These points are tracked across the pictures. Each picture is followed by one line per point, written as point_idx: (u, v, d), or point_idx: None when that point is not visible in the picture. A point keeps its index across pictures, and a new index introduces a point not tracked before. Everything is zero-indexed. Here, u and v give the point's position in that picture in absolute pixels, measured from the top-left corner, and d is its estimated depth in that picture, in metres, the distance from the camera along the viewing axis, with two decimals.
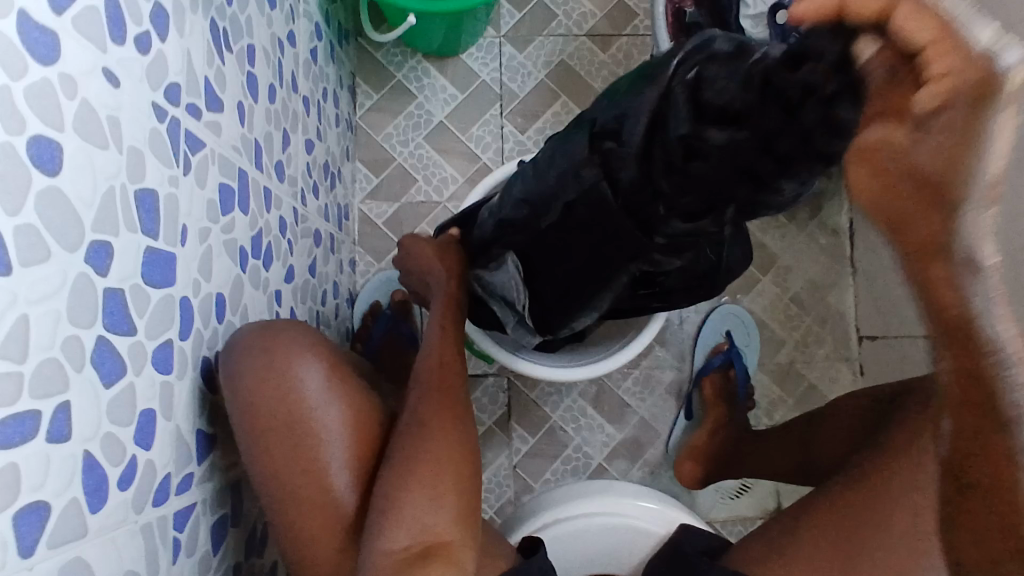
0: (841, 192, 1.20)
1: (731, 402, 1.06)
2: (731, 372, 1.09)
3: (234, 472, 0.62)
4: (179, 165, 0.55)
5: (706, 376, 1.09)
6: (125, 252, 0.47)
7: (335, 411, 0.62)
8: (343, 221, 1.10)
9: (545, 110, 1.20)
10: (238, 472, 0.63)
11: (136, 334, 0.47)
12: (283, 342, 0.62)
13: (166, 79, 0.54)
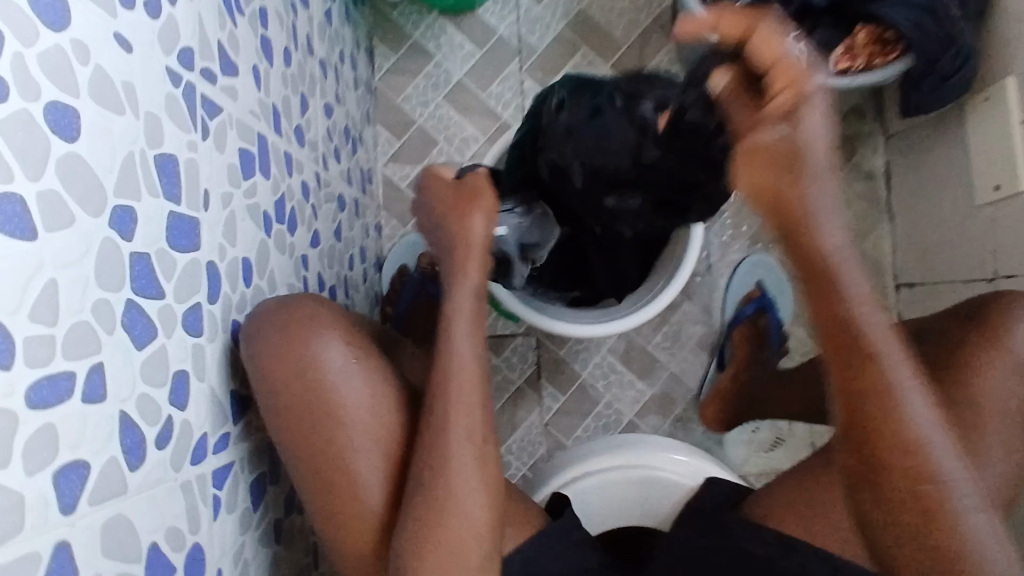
0: (876, 135, 1.15)
1: (765, 348, 1.02)
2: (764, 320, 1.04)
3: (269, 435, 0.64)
4: (197, 130, 0.55)
5: (738, 326, 1.04)
6: (148, 217, 0.47)
7: (355, 389, 0.60)
8: (368, 185, 1.10)
9: (566, 63, 1.17)
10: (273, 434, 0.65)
11: (165, 298, 0.48)
12: (301, 318, 0.59)
13: (179, 44, 0.54)
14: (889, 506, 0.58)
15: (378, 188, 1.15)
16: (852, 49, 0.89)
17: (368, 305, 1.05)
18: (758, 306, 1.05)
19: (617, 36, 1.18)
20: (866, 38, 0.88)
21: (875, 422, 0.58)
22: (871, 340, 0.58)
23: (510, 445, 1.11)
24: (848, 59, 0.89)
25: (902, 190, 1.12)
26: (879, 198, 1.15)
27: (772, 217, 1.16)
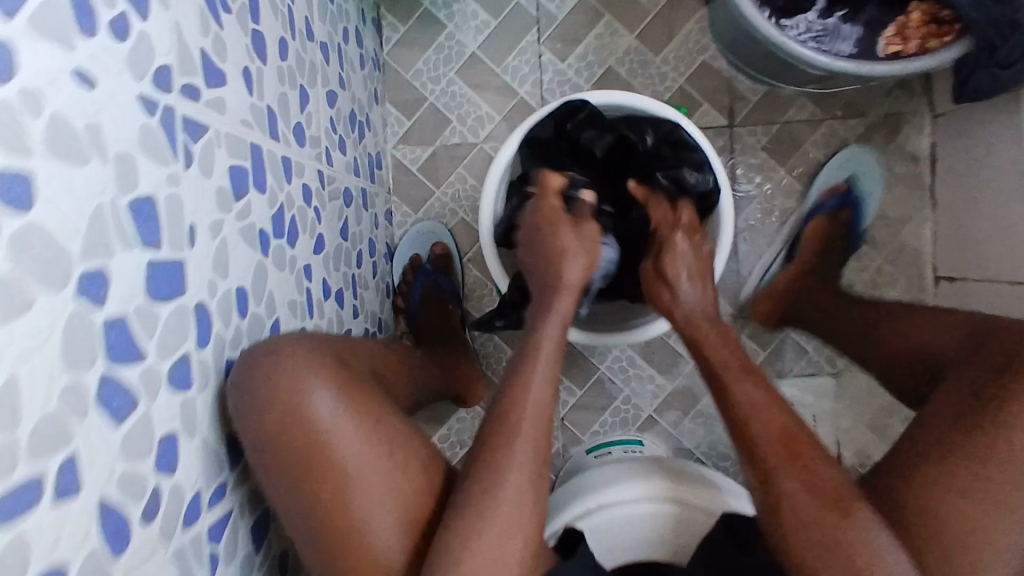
0: (924, 113, 1.06)
1: (835, 248, 1.00)
2: (843, 215, 1.02)
3: None
4: (179, 158, 0.51)
5: (813, 218, 1.01)
6: (125, 273, 0.43)
7: (354, 440, 0.56)
8: (377, 171, 1.04)
9: (587, 33, 1.08)
10: None
11: (147, 359, 0.45)
12: (287, 368, 0.56)
13: (154, 64, 0.49)
14: (798, 515, 0.58)
15: (389, 172, 1.09)
16: (906, 28, 0.79)
17: (379, 301, 1.01)
18: (840, 202, 1.02)
19: (643, 3, 1.08)
20: (920, 17, 0.78)
21: (771, 447, 0.62)
22: (727, 394, 0.67)
23: None
24: (899, 40, 0.79)
25: (949, 175, 1.04)
26: (923, 182, 1.07)
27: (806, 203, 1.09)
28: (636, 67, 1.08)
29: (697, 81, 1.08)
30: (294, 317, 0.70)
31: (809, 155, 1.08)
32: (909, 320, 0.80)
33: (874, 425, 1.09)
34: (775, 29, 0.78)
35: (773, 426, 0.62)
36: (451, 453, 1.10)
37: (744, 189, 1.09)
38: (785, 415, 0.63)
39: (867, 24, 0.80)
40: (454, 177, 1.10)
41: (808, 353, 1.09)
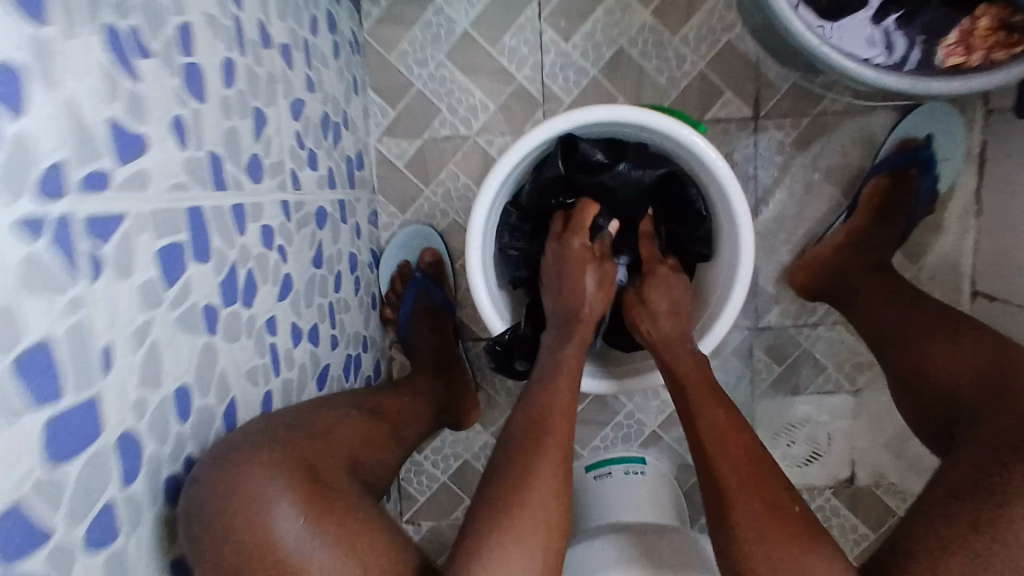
0: (980, 105, 0.92)
1: (891, 215, 0.92)
2: (911, 176, 0.92)
3: None
4: (83, 274, 0.42)
5: (875, 178, 0.93)
6: (14, 447, 0.36)
7: (325, 562, 0.52)
8: (358, 172, 0.94)
9: (596, 8, 0.94)
10: None
11: (55, 535, 0.39)
12: (247, 487, 0.52)
13: (40, 165, 0.39)
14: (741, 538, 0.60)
15: (373, 169, 0.99)
16: (972, 36, 0.66)
17: (364, 318, 0.94)
18: (909, 161, 0.92)
19: None
20: (988, 24, 0.65)
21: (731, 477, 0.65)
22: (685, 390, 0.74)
23: None
24: (962, 51, 0.66)
25: (998, 181, 0.92)
26: (969, 185, 0.95)
27: (835, 206, 0.98)
28: (650, 49, 0.94)
29: (720, 66, 0.94)
30: (254, 385, 0.64)
31: (842, 152, 0.96)
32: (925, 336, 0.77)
33: (886, 442, 1.04)
34: (819, 37, 0.65)
35: (729, 452, 0.67)
36: (445, 463, 1.08)
37: (766, 190, 0.98)
38: (737, 441, 0.68)
39: (923, 30, 0.67)
40: (445, 175, 1.00)
41: (825, 369, 1.02)
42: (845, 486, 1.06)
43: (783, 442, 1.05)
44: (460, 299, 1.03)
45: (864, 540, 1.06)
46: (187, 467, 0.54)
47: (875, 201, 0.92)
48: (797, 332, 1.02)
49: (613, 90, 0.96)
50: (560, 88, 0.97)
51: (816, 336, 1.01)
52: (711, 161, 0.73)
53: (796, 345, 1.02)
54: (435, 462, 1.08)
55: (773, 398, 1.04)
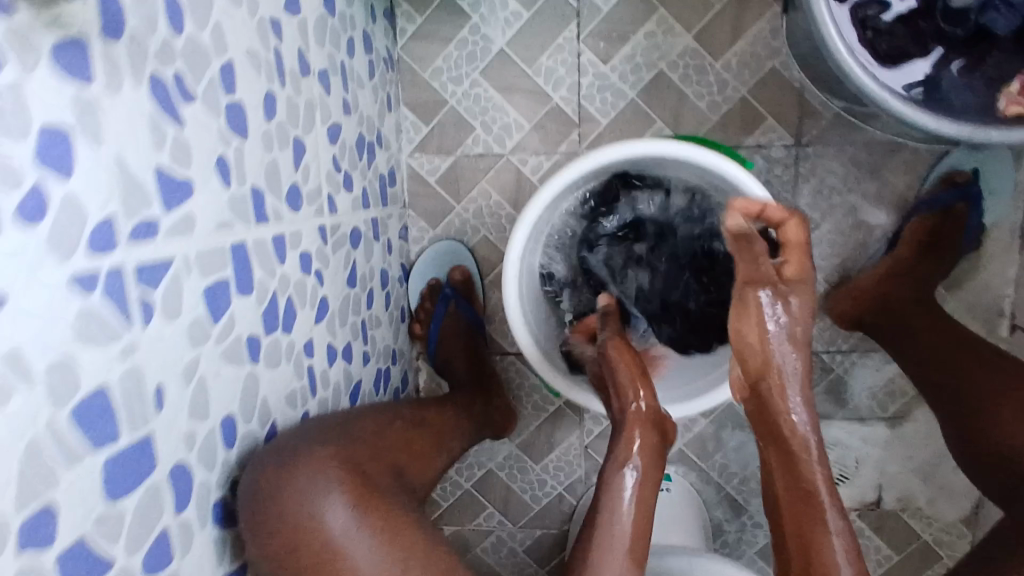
0: None
1: (943, 246, 0.90)
2: (959, 208, 0.90)
3: None
4: (135, 322, 0.45)
5: (921, 212, 0.91)
6: (75, 491, 0.40)
7: (336, 506, 0.56)
8: (390, 189, 0.95)
9: (636, 29, 0.93)
10: None
11: (116, 564, 0.43)
12: (296, 479, 0.56)
13: (93, 222, 0.41)
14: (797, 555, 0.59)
15: (404, 184, 1.00)
16: None
17: (393, 332, 0.96)
18: (958, 194, 0.91)
19: None
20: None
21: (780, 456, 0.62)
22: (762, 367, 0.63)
23: (546, 464, 1.08)
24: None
25: None
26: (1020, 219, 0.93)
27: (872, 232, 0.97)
28: (692, 73, 0.94)
29: (762, 90, 0.93)
30: (293, 408, 0.67)
31: (881, 180, 0.95)
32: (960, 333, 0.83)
33: (915, 469, 1.03)
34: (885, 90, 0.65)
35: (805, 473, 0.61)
36: (469, 472, 1.09)
37: (804, 215, 0.97)
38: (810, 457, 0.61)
39: (987, 77, 0.66)
40: (477, 192, 1.00)
41: (856, 395, 1.02)
42: (871, 509, 1.06)
43: None
44: (487, 313, 1.05)
45: (886, 559, 1.06)
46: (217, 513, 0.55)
47: (920, 237, 0.90)
48: (827, 358, 1.01)
49: (652, 112, 0.96)
50: (597, 109, 0.96)
51: (848, 363, 1.01)
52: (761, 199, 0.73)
53: (826, 370, 1.02)
54: (460, 472, 1.10)
55: None
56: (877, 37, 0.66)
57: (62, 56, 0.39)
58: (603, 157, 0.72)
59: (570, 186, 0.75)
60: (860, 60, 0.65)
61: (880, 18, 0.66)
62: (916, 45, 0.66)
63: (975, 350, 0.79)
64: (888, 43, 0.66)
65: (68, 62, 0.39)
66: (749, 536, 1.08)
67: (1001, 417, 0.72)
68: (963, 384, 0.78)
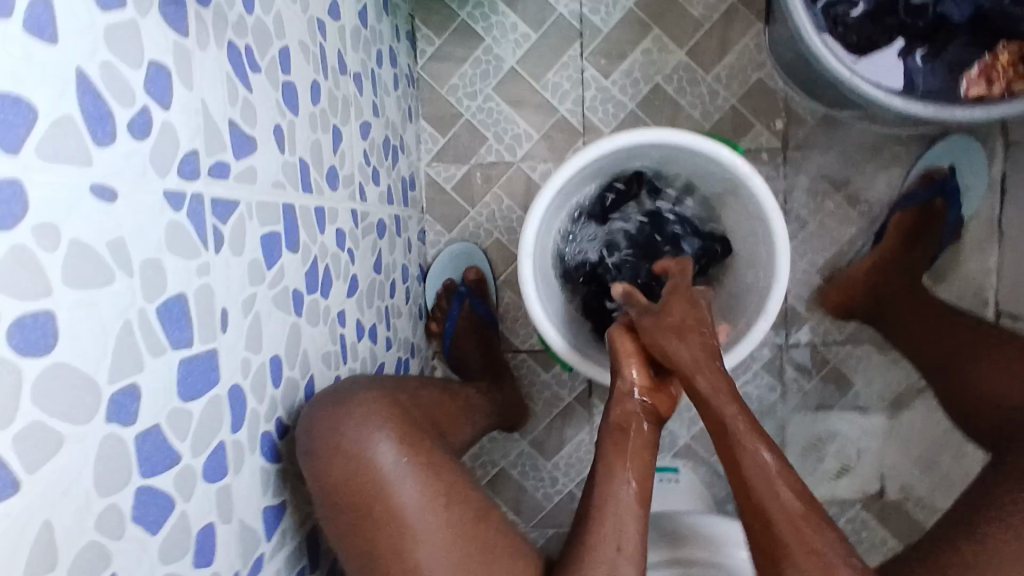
0: (993, 138, 1.00)
1: (925, 237, 0.97)
2: (938, 203, 0.97)
3: (308, 524, 0.68)
4: (209, 246, 0.51)
5: (901, 208, 0.98)
6: (157, 379, 0.45)
7: (386, 448, 0.63)
8: (410, 192, 1.03)
9: (634, 47, 1.03)
10: (312, 523, 0.69)
11: (182, 461, 0.47)
12: (351, 419, 0.63)
13: (180, 150, 0.48)
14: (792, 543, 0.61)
15: (422, 191, 1.08)
16: (991, 71, 0.77)
17: (412, 326, 1.02)
18: (935, 190, 0.97)
19: (694, 15, 1.02)
20: (1008, 59, 0.76)
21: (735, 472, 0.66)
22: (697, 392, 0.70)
23: (557, 461, 1.11)
24: (983, 83, 0.77)
25: (1021, 207, 0.99)
26: (991, 212, 1.02)
27: (858, 229, 1.04)
28: (685, 85, 1.03)
29: (749, 100, 1.03)
30: (328, 369, 0.72)
31: (862, 179, 1.03)
32: (945, 314, 0.90)
33: (915, 458, 1.07)
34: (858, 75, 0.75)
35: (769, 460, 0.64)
36: (483, 470, 1.12)
37: (794, 213, 1.04)
38: (765, 444, 0.65)
39: (947, 64, 0.78)
40: (490, 198, 1.08)
41: (853, 385, 1.07)
42: (875, 500, 1.08)
43: (813, 457, 1.08)
44: (500, 312, 1.11)
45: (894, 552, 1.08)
46: (279, 426, 0.61)
47: (905, 229, 0.96)
48: (823, 349, 1.07)
49: (651, 121, 1.05)
50: (600, 120, 1.05)
51: (843, 353, 1.07)
52: (753, 180, 0.81)
53: (823, 361, 1.07)
54: (474, 470, 1.12)
55: (802, 413, 1.08)
56: (848, 31, 0.79)
57: (165, 9, 0.47)
58: (611, 140, 0.80)
59: (581, 170, 0.83)
60: (835, 50, 0.77)
61: (850, 14, 0.79)
62: (882, 38, 0.79)
63: (983, 333, 0.84)
64: (857, 37, 0.79)
65: (170, 15, 0.47)
66: None
67: (984, 383, 0.79)
68: (954, 356, 0.84)
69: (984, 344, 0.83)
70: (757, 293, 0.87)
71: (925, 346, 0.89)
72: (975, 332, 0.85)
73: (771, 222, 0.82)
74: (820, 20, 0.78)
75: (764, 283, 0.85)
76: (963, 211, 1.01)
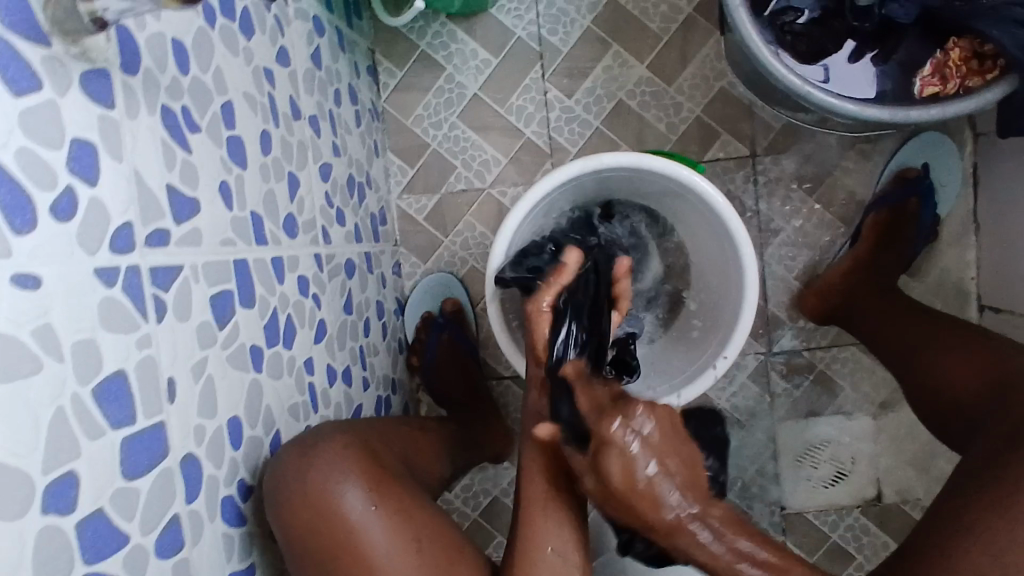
0: (963, 133, 1.00)
1: (900, 236, 0.96)
2: (912, 202, 0.96)
3: None
4: (150, 317, 0.50)
5: (875, 207, 0.98)
6: (97, 462, 0.44)
7: (354, 493, 0.62)
8: (381, 227, 1.02)
9: (595, 65, 1.03)
10: None
11: (130, 541, 0.47)
12: (318, 466, 0.62)
13: (112, 225, 0.47)
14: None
15: (394, 223, 1.07)
16: (944, 69, 0.79)
17: (391, 361, 1.01)
18: (911, 189, 0.97)
19: (654, 29, 1.02)
20: (959, 55, 0.78)
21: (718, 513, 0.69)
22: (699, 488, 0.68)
23: None
24: (937, 81, 0.79)
25: (995, 199, 0.98)
26: (965, 207, 1.01)
27: (836, 232, 1.03)
28: (649, 99, 1.03)
29: (715, 111, 1.02)
30: (296, 420, 0.71)
31: (834, 181, 1.02)
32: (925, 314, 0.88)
33: (910, 461, 1.05)
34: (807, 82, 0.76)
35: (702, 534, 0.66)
36: (475, 500, 1.10)
37: (769, 220, 1.03)
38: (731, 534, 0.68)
39: (900, 65, 0.81)
40: (462, 226, 1.07)
41: (842, 390, 1.05)
42: (873, 506, 1.06)
43: (807, 465, 1.06)
44: (480, 340, 1.10)
45: None
46: (240, 489, 0.61)
47: (880, 230, 0.96)
48: (809, 356, 1.05)
49: (617, 137, 1.04)
50: (566, 139, 1.04)
51: (830, 357, 1.05)
52: (714, 198, 0.80)
53: (810, 367, 1.06)
54: (465, 501, 1.11)
55: (792, 422, 1.06)
56: (797, 39, 0.81)
57: (89, 83, 0.46)
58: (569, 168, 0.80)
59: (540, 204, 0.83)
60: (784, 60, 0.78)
61: (797, 22, 0.80)
62: (832, 45, 0.81)
63: (963, 328, 0.83)
64: (806, 44, 0.81)
65: (95, 88, 0.47)
66: None
67: (959, 374, 0.77)
68: (927, 359, 0.82)
69: (960, 340, 0.81)
70: (729, 309, 0.87)
71: (893, 344, 0.88)
72: (952, 330, 0.83)
73: (738, 242, 0.82)
74: (766, 32, 0.79)
75: (733, 310, 0.86)
76: (939, 208, 1.00)
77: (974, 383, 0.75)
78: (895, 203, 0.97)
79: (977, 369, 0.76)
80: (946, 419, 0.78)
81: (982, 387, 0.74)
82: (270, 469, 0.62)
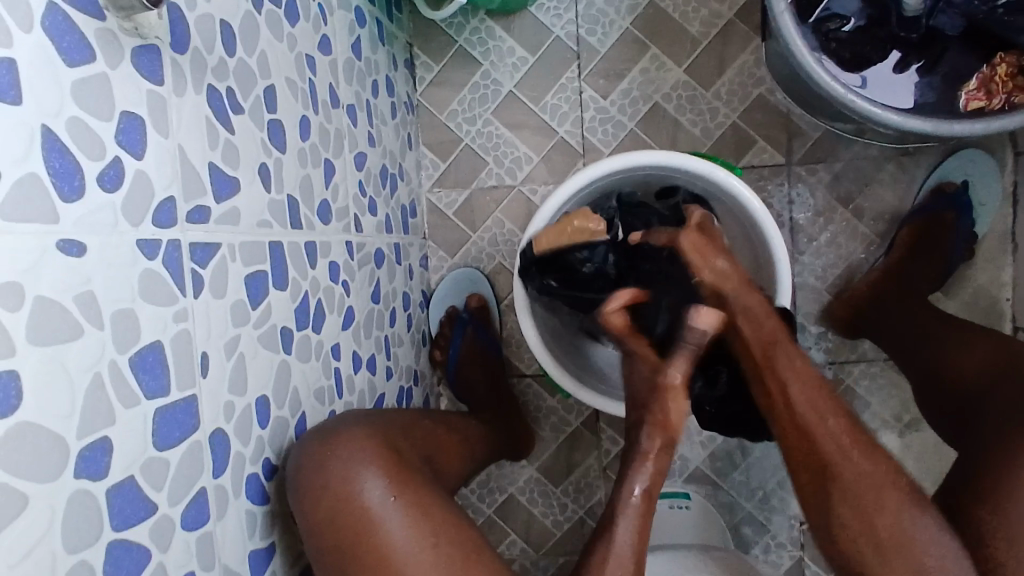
0: (1005, 149, 0.98)
1: (935, 251, 0.94)
2: (950, 218, 0.95)
3: (298, 564, 0.68)
4: (188, 292, 0.51)
5: (908, 222, 0.96)
6: (130, 430, 0.45)
7: (375, 483, 0.62)
8: (411, 220, 1.03)
9: (631, 66, 1.03)
10: (303, 563, 0.68)
11: (158, 511, 0.47)
12: (338, 457, 0.63)
13: (155, 199, 0.48)
14: (871, 524, 0.62)
15: (423, 217, 1.08)
16: (989, 84, 0.78)
17: (414, 354, 1.01)
18: (946, 204, 0.95)
19: (693, 33, 1.02)
20: (1006, 70, 0.77)
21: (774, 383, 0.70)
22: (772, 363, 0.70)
23: (566, 487, 1.09)
24: (982, 96, 0.78)
25: None
26: (1004, 226, 0.99)
27: (869, 245, 1.01)
28: (684, 103, 1.02)
29: (751, 117, 1.02)
30: (321, 404, 0.71)
31: (870, 193, 1.01)
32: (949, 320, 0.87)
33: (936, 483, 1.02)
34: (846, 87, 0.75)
35: (768, 324, 0.72)
36: (491, 497, 1.10)
37: (802, 230, 1.02)
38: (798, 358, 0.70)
39: (945, 77, 0.80)
40: (491, 222, 1.07)
41: (868, 405, 1.04)
42: None
43: None
44: (503, 337, 1.10)
45: None
46: (265, 468, 0.61)
47: (912, 244, 0.95)
48: (836, 369, 1.04)
49: (650, 140, 1.03)
50: (599, 140, 1.04)
51: (858, 372, 1.03)
52: (747, 200, 0.80)
53: (836, 381, 1.04)
54: (481, 496, 1.10)
55: None
56: (840, 46, 0.79)
57: (139, 60, 0.47)
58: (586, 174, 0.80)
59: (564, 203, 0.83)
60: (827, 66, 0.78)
61: (841, 30, 0.79)
62: (877, 54, 0.80)
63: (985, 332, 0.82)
64: (850, 52, 0.80)
65: (145, 65, 0.48)
66: (776, 559, 1.07)
67: (970, 368, 0.78)
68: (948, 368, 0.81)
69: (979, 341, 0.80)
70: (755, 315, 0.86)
71: (918, 355, 0.86)
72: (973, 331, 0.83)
73: (772, 245, 0.81)
74: (809, 38, 0.79)
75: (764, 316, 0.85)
76: (977, 225, 0.98)
77: (975, 369, 0.78)
78: (932, 216, 0.95)
79: (990, 357, 0.77)
80: (953, 414, 0.78)
81: (984, 374, 0.76)
82: (293, 458, 0.63)
